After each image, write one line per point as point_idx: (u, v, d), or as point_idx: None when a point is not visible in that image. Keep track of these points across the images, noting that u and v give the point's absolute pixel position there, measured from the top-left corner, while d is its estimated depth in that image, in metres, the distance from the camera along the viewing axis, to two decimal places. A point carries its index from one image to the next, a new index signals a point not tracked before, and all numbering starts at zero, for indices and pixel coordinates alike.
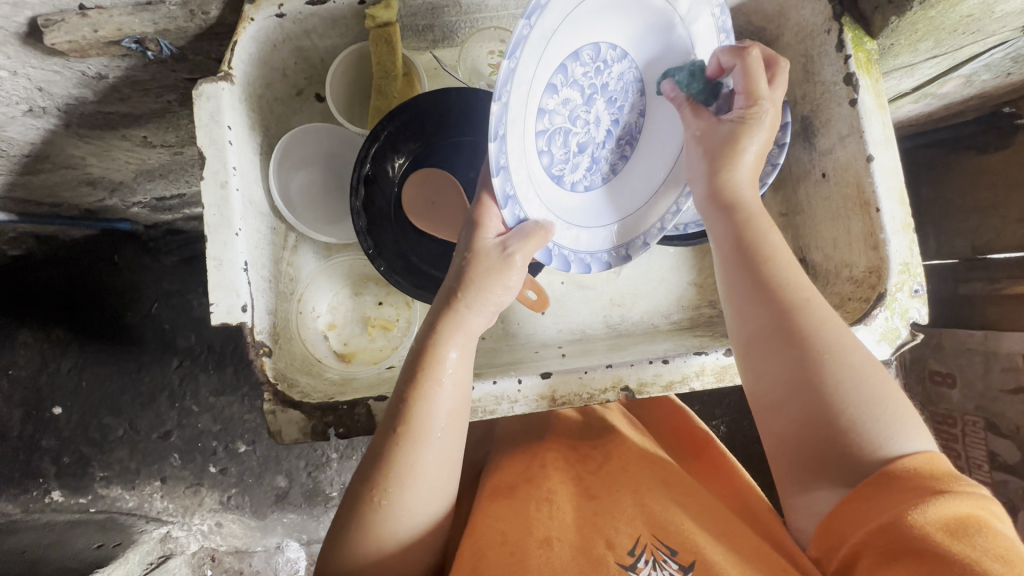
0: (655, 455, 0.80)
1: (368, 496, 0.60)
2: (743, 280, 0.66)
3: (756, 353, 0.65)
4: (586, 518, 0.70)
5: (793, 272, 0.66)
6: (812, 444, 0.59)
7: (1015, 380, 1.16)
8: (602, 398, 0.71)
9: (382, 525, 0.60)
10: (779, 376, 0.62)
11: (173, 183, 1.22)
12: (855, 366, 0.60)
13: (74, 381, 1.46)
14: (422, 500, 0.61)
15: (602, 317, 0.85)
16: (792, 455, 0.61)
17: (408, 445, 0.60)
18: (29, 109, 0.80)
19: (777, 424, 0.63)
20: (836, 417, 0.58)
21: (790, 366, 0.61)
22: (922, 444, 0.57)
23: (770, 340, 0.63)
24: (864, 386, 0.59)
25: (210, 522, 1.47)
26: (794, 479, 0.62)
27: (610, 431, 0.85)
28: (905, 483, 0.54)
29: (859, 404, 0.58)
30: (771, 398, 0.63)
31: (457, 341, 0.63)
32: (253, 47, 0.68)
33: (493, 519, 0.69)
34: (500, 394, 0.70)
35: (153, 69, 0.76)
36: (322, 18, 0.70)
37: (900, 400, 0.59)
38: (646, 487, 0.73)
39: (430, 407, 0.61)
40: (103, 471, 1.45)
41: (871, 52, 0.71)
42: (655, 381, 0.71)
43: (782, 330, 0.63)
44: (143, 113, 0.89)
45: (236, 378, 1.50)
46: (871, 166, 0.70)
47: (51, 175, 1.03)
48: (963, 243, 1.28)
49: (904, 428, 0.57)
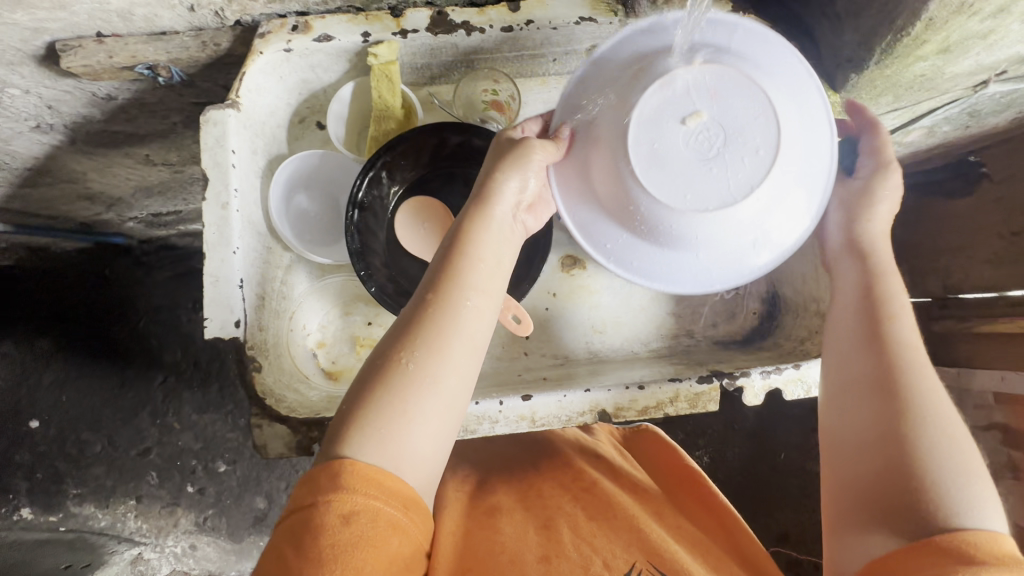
0: (647, 492, 0.83)
1: (396, 357, 0.57)
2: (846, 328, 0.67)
3: (844, 400, 0.63)
4: (585, 539, 0.70)
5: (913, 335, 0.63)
6: (876, 489, 0.56)
7: (986, 417, 1.22)
8: (579, 421, 0.74)
9: (384, 434, 0.54)
10: (863, 424, 0.60)
11: (170, 201, 1.32)
12: (943, 434, 0.56)
13: (56, 395, 1.49)
14: (439, 376, 0.57)
15: (584, 343, 0.87)
16: (856, 500, 0.57)
17: (438, 309, 0.58)
18: (37, 125, 0.87)
19: (853, 461, 0.59)
20: (911, 470, 0.54)
21: (875, 414, 0.60)
22: (993, 524, 0.51)
23: (867, 384, 0.62)
24: (949, 452, 0.55)
25: (184, 544, 1.50)
26: (858, 514, 0.57)
27: (605, 462, 0.87)
28: (958, 545, 0.49)
29: (938, 467, 0.54)
30: (851, 440, 0.60)
31: (492, 232, 0.63)
32: (260, 78, 0.71)
33: (492, 533, 0.71)
34: (481, 414, 0.72)
35: (161, 93, 0.81)
36: (327, 54, 0.73)
37: (981, 477, 0.54)
38: (631, 513, 0.75)
39: (466, 277, 0.60)
40: (77, 488, 1.48)
41: (834, 105, 0.77)
42: (630, 406, 0.73)
43: (877, 378, 0.61)
44: (147, 133, 0.96)
45: (220, 397, 1.55)
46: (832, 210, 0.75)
47: (52, 188, 1.12)
48: (936, 282, 1.33)
49: (975, 508, 0.52)
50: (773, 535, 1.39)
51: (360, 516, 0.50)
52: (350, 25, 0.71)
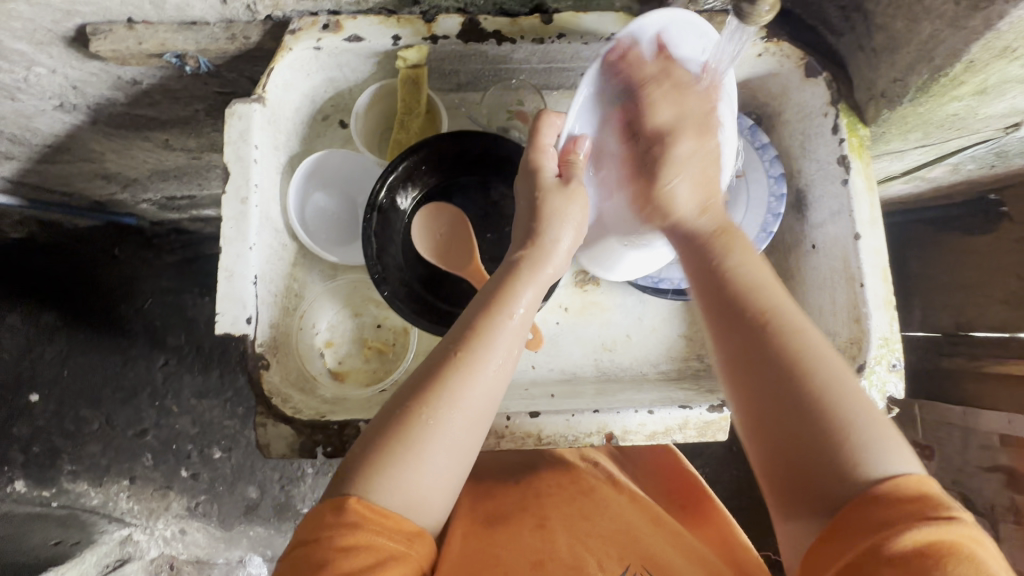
0: (643, 497, 0.82)
1: (413, 410, 0.58)
2: (704, 289, 0.66)
3: (728, 386, 0.62)
4: (579, 540, 0.70)
5: (756, 286, 0.63)
6: (786, 468, 0.55)
7: (991, 458, 1.18)
8: (586, 442, 0.73)
9: (395, 480, 0.55)
10: (747, 405, 0.59)
11: (185, 185, 1.33)
12: (819, 387, 0.56)
13: (57, 368, 1.50)
14: (452, 435, 0.58)
15: (592, 360, 0.86)
16: (773, 483, 0.57)
17: (463, 368, 0.60)
18: (60, 104, 0.88)
19: (756, 445, 0.59)
20: (808, 442, 0.54)
21: (755, 394, 0.59)
22: (904, 465, 0.52)
23: (734, 366, 0.61)
24: (832, 407, 0.55)
25: (173, 529, 1.49)
26: (780, 500, 0.56)
27: (603, 470, 0.86)
28: (878, 517, 0.49)
29: (835, 425, 0.54)
30: (745, 424, 0.60)
31: (532, 287, 0.67)
32: (288, 74, 0.71)
33: (485, 544, 0.69)
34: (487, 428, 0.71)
35: (187, 80, 0.81)
36: (356, 54, 0.73)
37: (873, 418, 0.54)
38: (626, 519, 0.75)
39: (494, 339, 0.62)
40: (72, 464, 1.48)
41: (863, 138, 0.76)
42: (639, 430, 0.72)
43: (743, 355, 0.61)
44: (169, 118, 0.96)
45: (220, 383, 1.55)
46: (858, 245, 0.74)
47: (69, 166, 1.13)
48: (947, 318, 1.32)
49: (879, 450, 0.53)
50: (765, 562, 1.38)
51: (363, 552, 0.51)
52: (381, 27, 0.70)
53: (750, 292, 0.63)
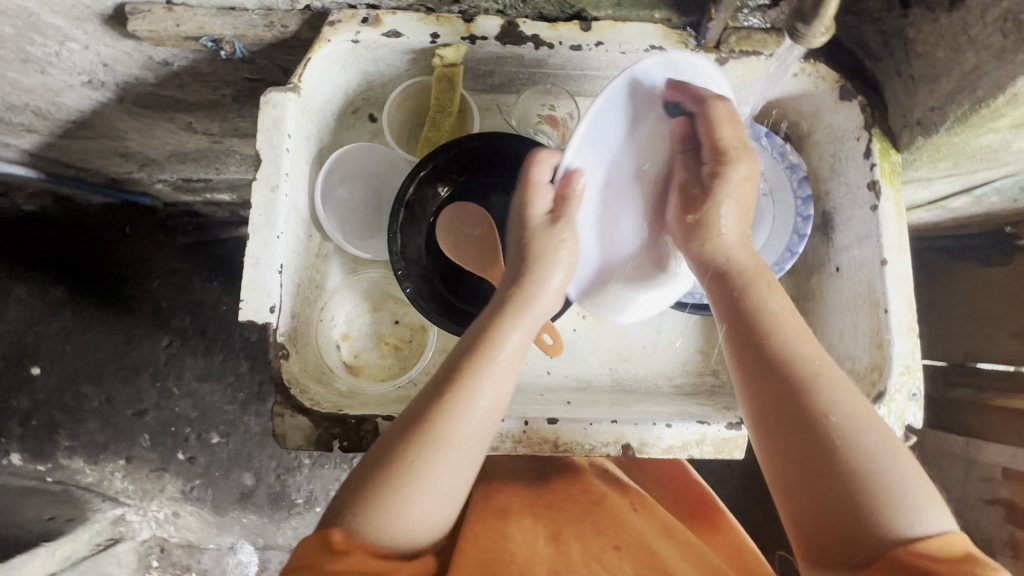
0: (657, 509, 0.81)
1: (400, 457, 0.59)
2: (742, 342, 0.67)
3: (762, 430, 0.64)
4: (594, 557, 0.70)
5: (796, 334, 0.65)
6: (819, 520, 0.57)
7: (991, 491, 1.19)
8: (602, 452, 0.73)
9: (389, 522, 0.58)
10: (784, 454, 0.61)
11: (202, 168, 1.32)
12: (858, 444, 0.58)
13: (61, 344, 1.49)
14: (444, 474, 0.61)
15: (608, 368, 0.86)
16: (804, 530, 0.59)
17: (450, 411, 0.61)
18: (89, 82, 0.88)
19: (786, 498, 0.61)
20: (843, 499, 0.56)
21: (792, 443, 0.60)
22: (937, 523, 0.55)
23: (770, 418, 0.63)
24: (866, 465, 0.57)
25: (167, 511, 1.52)
26: (809, 547, 0.58)
27: (618, 481, 0.86)
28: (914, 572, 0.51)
29: (870, 481, 0.56)
30: (775, 473, 0.62)
31: (521, 325, 0.67)
32: (324, 67, 0.71)
33: (500, 539, 0.70)
34: (504, 432, 0.71)
35: (218, 65, 0.82)
36: (393, 50, 0.73)
37: (908, 472, 0.57)
38: (640, 532, 0.75)
39: (479, 382, 0.63)
40: (69, 440, 1.48)
41: (895, 164, 0.76)
42: (656, 443, 0.72)
43: (781, 406, 0.62)
44: (196, 102, 0.97)
45: (223, 367, 1.55)
46: (884, 271, 0.74)
47: (91, 142, 1.14)
48: (957, 348, 1.32)
49: (917, 509, 0.55)
50: None
51: None
52: (420, 24, 0.71)
53: (795, 340, 0.64)
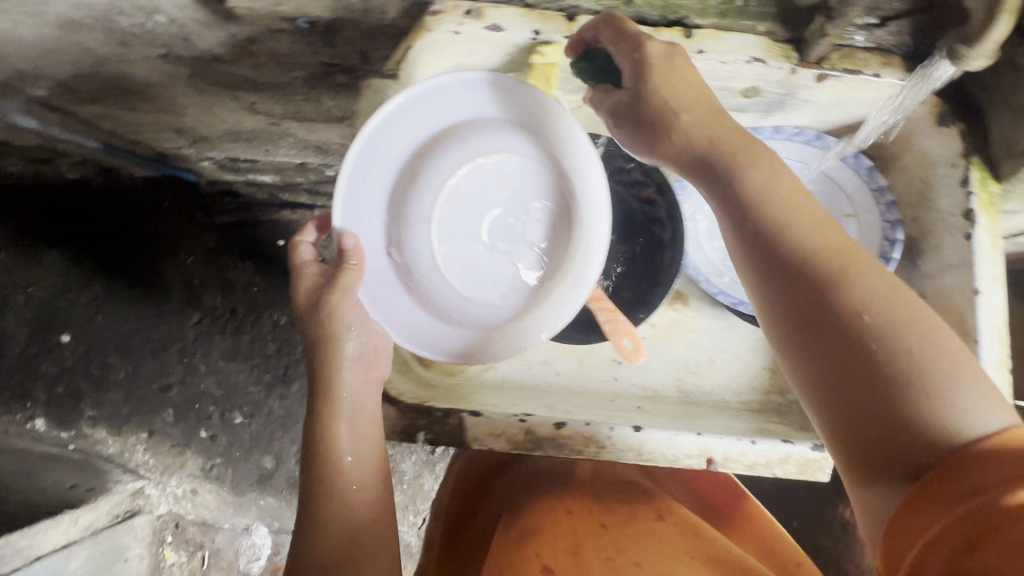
0: (684, 519, 0.89)
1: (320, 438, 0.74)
2: (777, 274, 0.72)
3: (807, 363, 0.70)
4: (611, 564, 0.79)
5: (833, 260, 0.70)
6: (876, 441, 0.64)
7: None
8: (686, 462, 0.80)
9: (335, 493, 0.73)
10: (832, 383, 0.67)
11: (253, 148, 1.32)
12: (901, 358, 0.64)
13: (91, 313, 1.51)
14: (351, 445, 0.74)
15: (675, 381, 0.95)
16: (858, 456, 0.65)
17: (324, 385, 0.74)
18: (166, 54, 0.88)
19: (841, 424, 0.67)
20: (896, 415, 0.63)
21: (836, 372, 0.67)
22: (988, 421, 0.60)
23: (814, 345, 0.69)
24: (915, 379, 0.63)
25: (186, 488, 1.49)
26: (865, 470, 0.65)
27: (649, 493, 0.94)
28: (972, 470, 0.57)
29: (921, 395, 0.62)
30: (827, 404, 0.68)
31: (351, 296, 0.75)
32: (423, 56, 0.75)
33: (522, 554, 0.82)
34: (589, 436, 0.80)
35: (299, 47, 0.82)
36: (491, 43, 0.77)
37: (954, 378, 0.63)
38: (654, 543, 0.84)
39: (329, 351, 0.73)
40: (93, 410, 1.48)
41: (993, 194, 0.84)
42: (739, 457, 0.80)
43: (820, 331, 0.68)
44: (266, 82, 0.97)
45: (250, 347, 1.56)
46: (976, 299, 0.82)
47: (148, 114, 1.14)
48: None
49: (967, 412, 0.61)
50: None
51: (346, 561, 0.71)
52: (523, 20, 0.75)
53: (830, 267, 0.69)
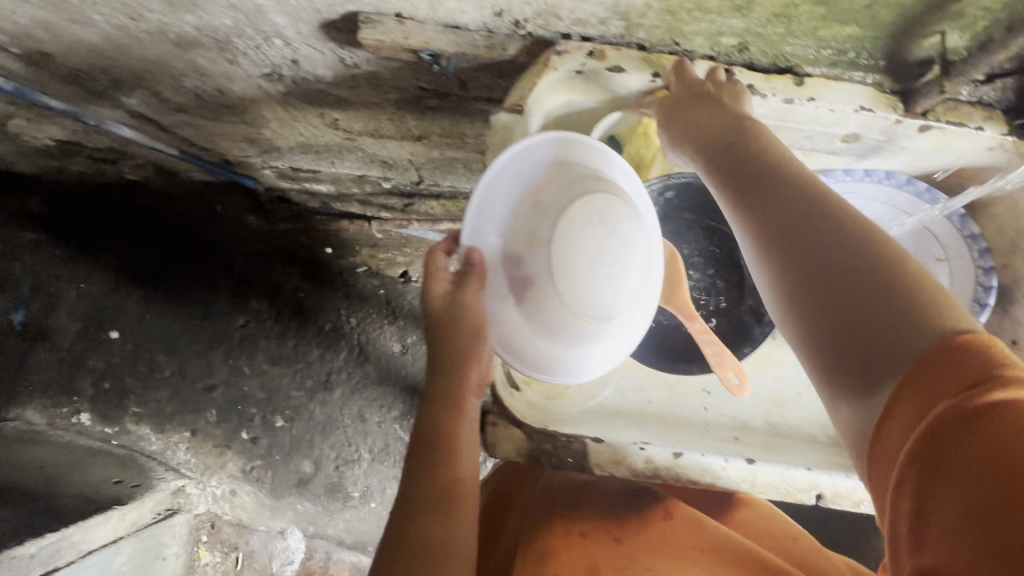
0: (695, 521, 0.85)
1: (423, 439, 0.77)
2: (731, 187, 0.76)
3: (768, 270, 0.73)
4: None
5: (767, 170, 0.73)
6: (843, 341, 0.65)
7: None
8: (797, 495, 0.89)
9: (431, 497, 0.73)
10: (790, 285, 0.70)
11: (319, 160, 1.35)
12: (853, 259, 0.65)
13: (140, 311, 1.52)
14: (445, 446, 0.76)
15: (766, 412, 1.02)
16: (827, 358, 0.66)
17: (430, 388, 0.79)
18: (271, 73, 0.92)
19: (805, 328, 0.69)
20: (857, 314, 0.64)
21: (793, 273, 0.69)
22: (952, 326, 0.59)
23: (772, 249, 0.71)
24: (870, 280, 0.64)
25: (225, 488, 1.52)
26: (836, 376, 0.65)
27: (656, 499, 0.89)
28: (933, 371, 0.56)
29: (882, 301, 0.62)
30: (792, 309, 0.70)
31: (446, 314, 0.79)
32: (545, 92, 0.79)
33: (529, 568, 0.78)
34: (708, 466, 0.88)
35: (404, 72, 0.85)
36: (607, 83, 0.81)
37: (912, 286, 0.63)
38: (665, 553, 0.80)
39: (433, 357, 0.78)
40: (138, 407, 1.49)
41: None
42: (845, 493, 0.88)
43: (781, 238, 0.70)
44: (358, 102, 1.00)
45: (293, 352, 1.60)
46: None
47: (228, 125, 1.18)
48: None
49: (932, 316, 0.60)
50: None
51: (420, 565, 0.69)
52: (643, 63, 0.79)
53: (769, 176, 0.73)
